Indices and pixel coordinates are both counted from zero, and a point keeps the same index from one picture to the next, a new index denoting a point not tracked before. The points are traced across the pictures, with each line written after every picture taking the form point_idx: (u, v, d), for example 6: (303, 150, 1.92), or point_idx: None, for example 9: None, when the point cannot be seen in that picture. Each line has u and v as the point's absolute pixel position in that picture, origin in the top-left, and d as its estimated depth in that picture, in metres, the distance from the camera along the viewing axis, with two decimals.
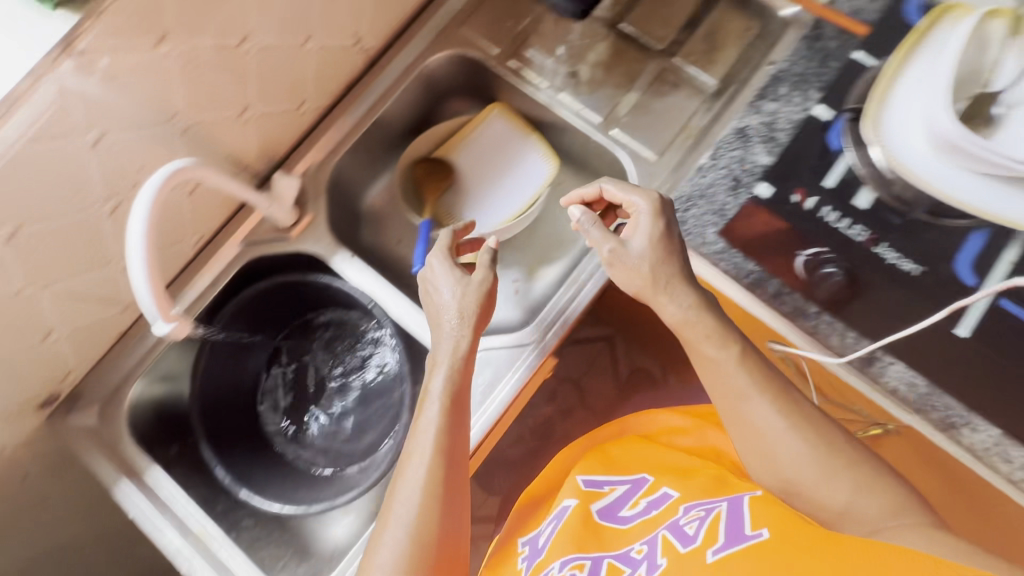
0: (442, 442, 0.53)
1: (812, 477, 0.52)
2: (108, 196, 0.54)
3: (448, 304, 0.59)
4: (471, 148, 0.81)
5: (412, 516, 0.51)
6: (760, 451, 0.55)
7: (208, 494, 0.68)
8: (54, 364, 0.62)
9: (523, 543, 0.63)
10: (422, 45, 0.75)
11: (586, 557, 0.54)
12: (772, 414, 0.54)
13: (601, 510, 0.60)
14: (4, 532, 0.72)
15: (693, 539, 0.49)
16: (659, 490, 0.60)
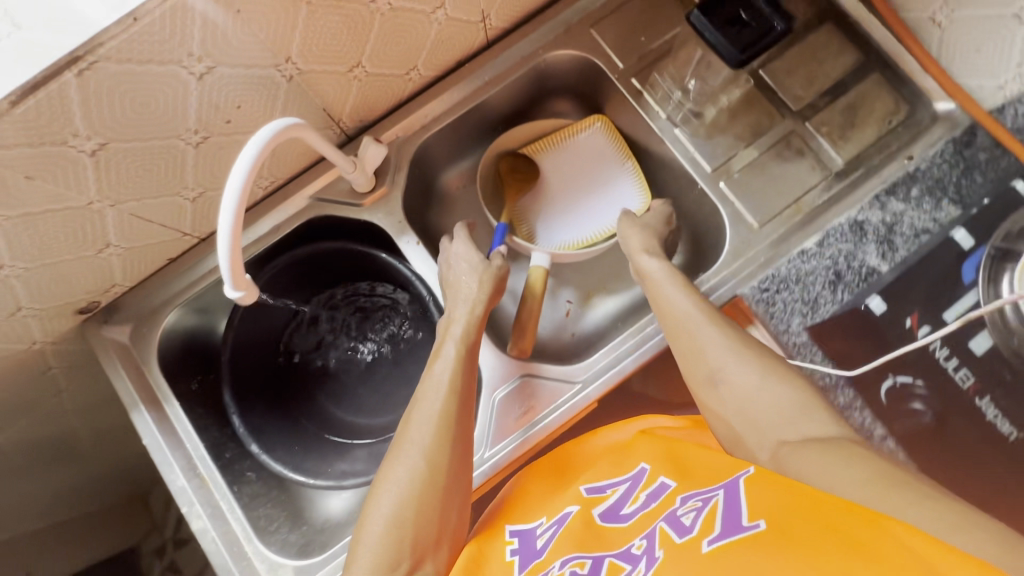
0: (457, 379, 0.57)
1: (731, 364, 0.52)
2: (199, 129, 0.51)
3: (464, 277, 0.64)
4: (559, 154, 0.76)
5: (428, 446, 0.52)
6: (690, 349, 0.55)
7: (218, 439, 0.67)
8: (102, 276, 0.60)
9: (510, 534, 0.51)
10: (547, 38, 0.70)
11: (588, 555, 0.43)
12: (705, 322, 0.55)
13: (600, 515, 0.48)
14: (17, 414, 0.72)
15: (688, 530, 0.40)
16: (658, 480, 0.48)
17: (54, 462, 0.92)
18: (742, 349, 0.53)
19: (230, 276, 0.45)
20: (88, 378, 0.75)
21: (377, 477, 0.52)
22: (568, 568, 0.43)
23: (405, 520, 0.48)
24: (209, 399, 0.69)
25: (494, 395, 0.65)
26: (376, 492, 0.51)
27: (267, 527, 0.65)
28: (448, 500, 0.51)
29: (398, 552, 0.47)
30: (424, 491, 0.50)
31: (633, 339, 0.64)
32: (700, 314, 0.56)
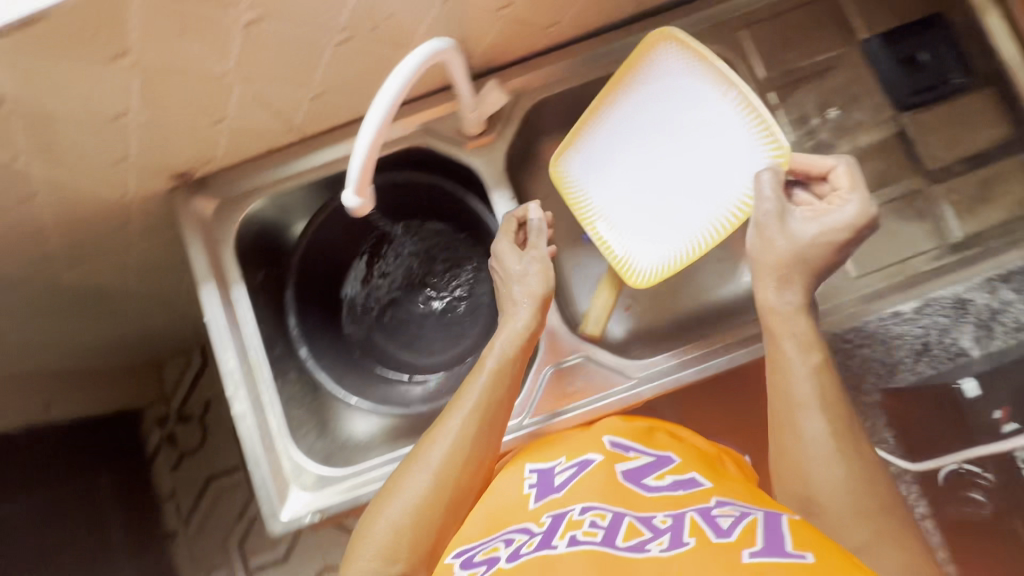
0: (492, 383, 0.55)
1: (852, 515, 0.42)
2: (346, 28, 0.50)
3: (518, 266, 0.62)
4: (623, 117, 0.65)
5: (438, 462, 0.51)
6: (791, 459, 0.46)
7: (272, 334, 0.68)
8: (206, 149, 0.61)
9: (529, 470, 0.56)
10: (695, 28, 0.67)
11: (607, 509, 0.47)
12: (823, 428, 0.45)
13: (622, 472, 0.51)
14: (93, 257, 0.75)
15: (726, 534, 0.41)
16: (689, 474, 0.51)
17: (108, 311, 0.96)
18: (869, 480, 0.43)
19: (355, 185, 0.48)
20: (164, 241, 0.77)
21: (384, 493, 0.51)
22: (588, 515, 0.46)
23: (402, 528, 0.48)
24: (271, 294, 0.71)
25: (544, 369, 0.65)
26: (387, 501, 0.50)
27: (298, 429, 0.67)
28: (448, 517, 0.49)
29: (393, 552, 0.47)
30: (426, 503, 0.49)
31: (698, 351, 0.64)
32: (846, 433, 0.45)
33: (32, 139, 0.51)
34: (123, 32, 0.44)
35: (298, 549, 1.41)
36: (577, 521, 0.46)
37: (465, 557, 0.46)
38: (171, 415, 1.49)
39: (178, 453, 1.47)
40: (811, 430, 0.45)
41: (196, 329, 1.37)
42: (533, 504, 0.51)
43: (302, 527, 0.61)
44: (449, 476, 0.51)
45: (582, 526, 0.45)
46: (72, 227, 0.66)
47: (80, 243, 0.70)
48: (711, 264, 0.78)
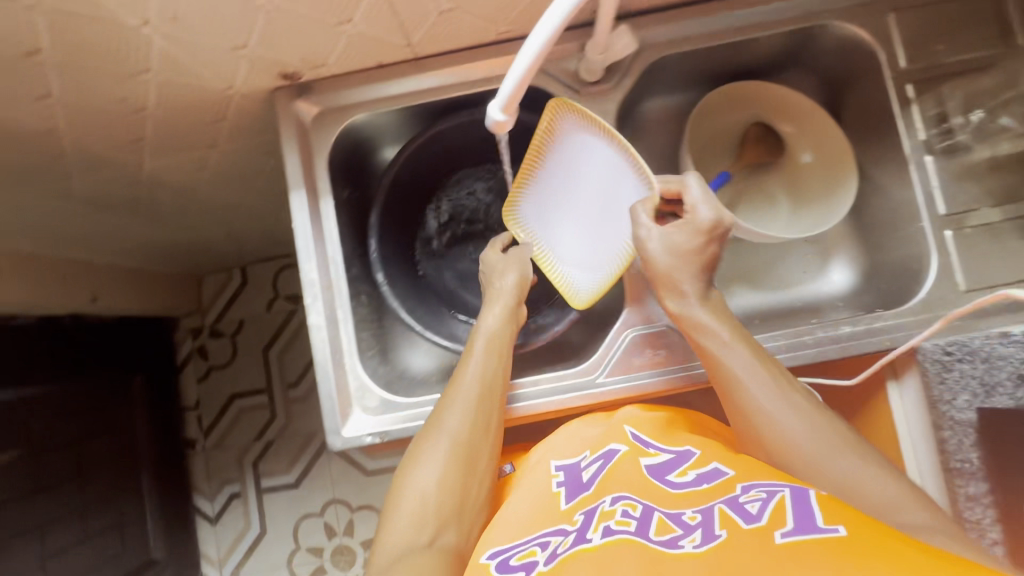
0: (498, 334, 0.61)
1: (837, 475, 0.46)
2: None
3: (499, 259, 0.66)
4: (540, 187, 0.65)
5: (456, 426, 0.55)
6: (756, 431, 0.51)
7: (351, 253, 0.67)
8: (320, 51, 0.59)
9: (556, 467, 0.58)
10: (841, 3, 0.63)
11: (638, 501, 0.48)
12: (774, 396, 0.50)
13: (647, 467, 0.52)
14: (181, 147, 0.74)
15: (756, 518, 0.41)
16: (712, 465, 0.50)
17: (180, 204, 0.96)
18: (840, 445, 0.48)
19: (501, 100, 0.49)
20: (251, 139, 0.75)
21: (408, 461, 0.54)
22: (620, 505, 0.48)
23: (428, 492, 0.51)
24: (353, 212, 0.70)
25: (625, 332, 0.64)
26: (413, 466, 0.53)
27: (365, 351, 0.66)
28: (468, 478, 0.53)
29: (423, 514, 0.49)
30: (448, 468, 0.52)
31: (785, 341, 0.61)
32: (791, 406, 0.50)
33: (164, 10, 0.49)
34: None
35: (310, 475, 1.45)
36: (610, 513, 0.47)
37: (500, 560, 0.45)
38: (205, 328, 1.50)
39: (207, 365, 1.50)
40: (755, 403, 0.50)
41: (242, 247, 1.37)
42: (565, 504, 0.52)
43: (360, 446, 0.61)
44: (464, 440, 0.55)
45: (615, 514, 0.47)
46: (170, 112, 0.64)
47: (172, 130, 0.69)
48: (797, 257, 0.76)
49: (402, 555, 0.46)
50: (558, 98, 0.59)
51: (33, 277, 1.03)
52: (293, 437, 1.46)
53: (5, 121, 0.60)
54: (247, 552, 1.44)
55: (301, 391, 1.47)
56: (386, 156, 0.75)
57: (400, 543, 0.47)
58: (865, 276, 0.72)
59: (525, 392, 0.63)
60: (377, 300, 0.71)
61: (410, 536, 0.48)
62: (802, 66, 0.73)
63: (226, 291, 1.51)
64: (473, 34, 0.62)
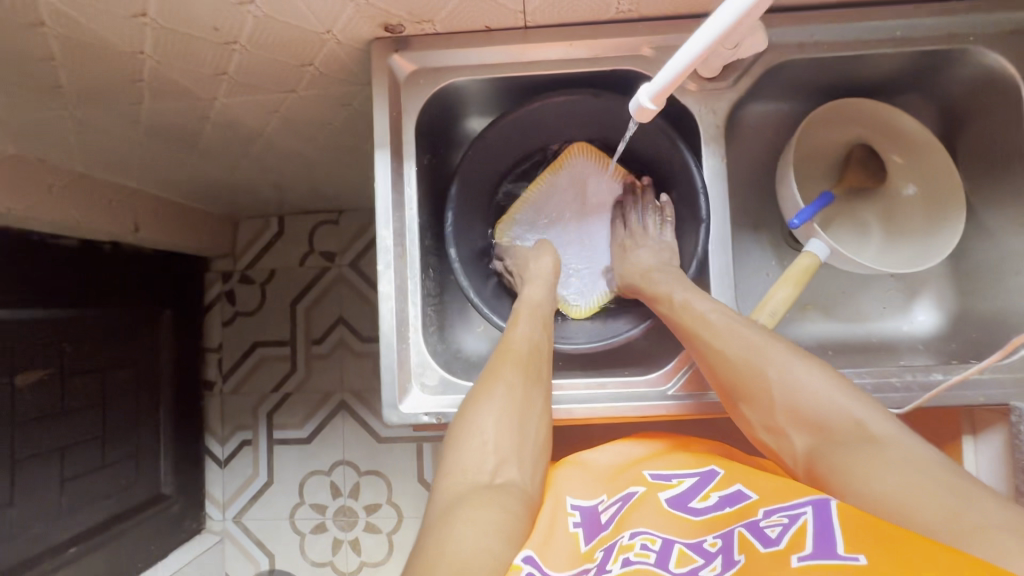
0: (541, 311, 0.61)
1: (781, 393, 0.50)
2: None
3: (533, 257, 0.67)
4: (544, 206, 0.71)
5: (509, 377, 0.53)
6: (712, 360, 0.54)
7: (425, 223, 0.65)
8: (431, 5, 0.55)
9: (572, 506, 0.54)
10: (990, 29, 0.58)
11: (658, 535, 0.44)
12: (722, 323, 0.54)
13: (666, 499, 0.49)
14: (260, 85, 0.71)
15: (775, 543, 0.38)
16: (736, 488, 0.49)
17: (239, 142, 0.93)
18: (797, 362, 0.51)
19: (655, 88, 0.47)
20: (332, 86, 0.72)
21: (466, 407, 0.52)
22: (637, 539, 0.44)
23: (486, 435, 0.50)
24: (430, 179, 0.67)
25: None
26: (473, 408, 0.52)
27: (427, 326, 0.64)
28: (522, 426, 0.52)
29: (481, 460, 0.48)
30: (507, 412, 0.51)
31: (870, 380, 0.58)
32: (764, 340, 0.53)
33: None
34: None
35: (322, 434, 1.44)
36: (629, 545, 0.43)
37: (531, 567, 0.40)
38: (236, 273, 1.49)
39: (234, 310, 1.49)
40: (709, 335, 0.54)
41: (285, 197, 1.34)
42: (585, 546, 0.47)
43: (414, 424, 0.59)
44: (518, 392, 0.53)
45: (632, 549, 0.43)
46: (261, 49, 0.61)
47: (256, 68, 0.66)
48: (881, 291, 0.72)
49: (461, 497, 0.45)
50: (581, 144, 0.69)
51: (80, 199, 1.01)
52: (310, 393, 1.45)
53: (92, 33, 0.57)
54: (252, 499, 1.45)
55: (324, 349, 1.45)
56: (468, 126, 0.71)
57: (460, 489, 0.46)
58: (952, 320, 0.68)
59: (591, 394, 0.60)
60: (441, 275, 0.68)
61: (472, 474, 0.48)
62: (923, 90, 0.68)
63: (261, 239, 1.49)
64: (592, 9, 0.57)
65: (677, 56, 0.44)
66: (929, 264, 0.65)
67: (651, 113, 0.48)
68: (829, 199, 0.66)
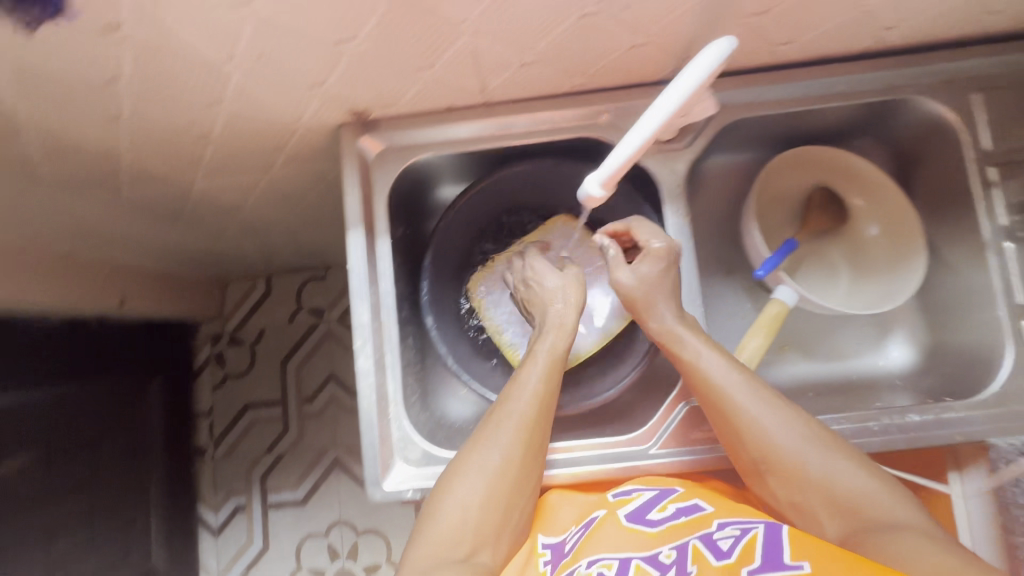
0: (557, 359, 0.57)
1: (815, 470, 0.50)
2: (600, 2, 0.47)
3: (554, 289, 0.60)
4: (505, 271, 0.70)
5: (505, 444, 0.53)
6: (714, 399, 0.54)
7: (401, 294, 0.66)
8: (394, 92, 0.57)
9: (543, 545, 0.54)
10: (927, 79, 0.61)
11: (615, 558, 0.47)
12: (720, 363, 0.55)
13: (626, 517, 0.52)
14: (236, 167, 0.73)
15: (727, 556, 0.43)
16: (692, 500, 0.53)
17: (220, 213, 0.95)
18: (819, 441, 0.52)
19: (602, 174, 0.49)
20: (307, 163, 0.74)
21: (453, 474, 0.52)
22: (593, 568, 0.47)
23: (473, 506, 0.50)
24: (404, 251, 0.69)
25: (680, 404, 0.61)
26: (460, 482, 0.51)
27: (408, 397, 0.64)
28: (514, 502, 0.51)
29: (462, 533, 0.49)
30: (496, 497, 0.51)
31: (849, 424, 0.58)
32: (740, 380, 0.54)
33: (251, 49, 0.47)
34: None
35: (317, 495, 1.41)
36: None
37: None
38: (225, 335, 1.49)
39: (223, 373, 1.48)
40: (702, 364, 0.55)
41: (270, 258, 1.36)
42: None
43: (400, 500, 0.59)
44: (515, 469, 0.52)
45: None
46: (233, 138, 0.63)
47: (231, 153, 0.68)
48: (856, 330, 0.73)
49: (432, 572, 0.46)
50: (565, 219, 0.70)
51: (64, 280, 1.01)
52: (303, 452, 1.43)
53: (67, 137, 0.59)
54: (247, 569, 1.41)
55: (316, 407, 1.44)
56: (440, 194, 0.74)
57: (431, 563, 0.47)
58: (925, 354, 0.69)
59: (577, 457, 0.60)
60: (421, 342, 0.69)
61: (446, 552, 0.48)
62: (874, 134, 0.71)
63: (249, 300, 1.50)
64: (549, 84, 0.60)
65: (619, 149, 0.47)
66: (896, 303, 0.67)
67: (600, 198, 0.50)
68: (793, 245, 0.68)
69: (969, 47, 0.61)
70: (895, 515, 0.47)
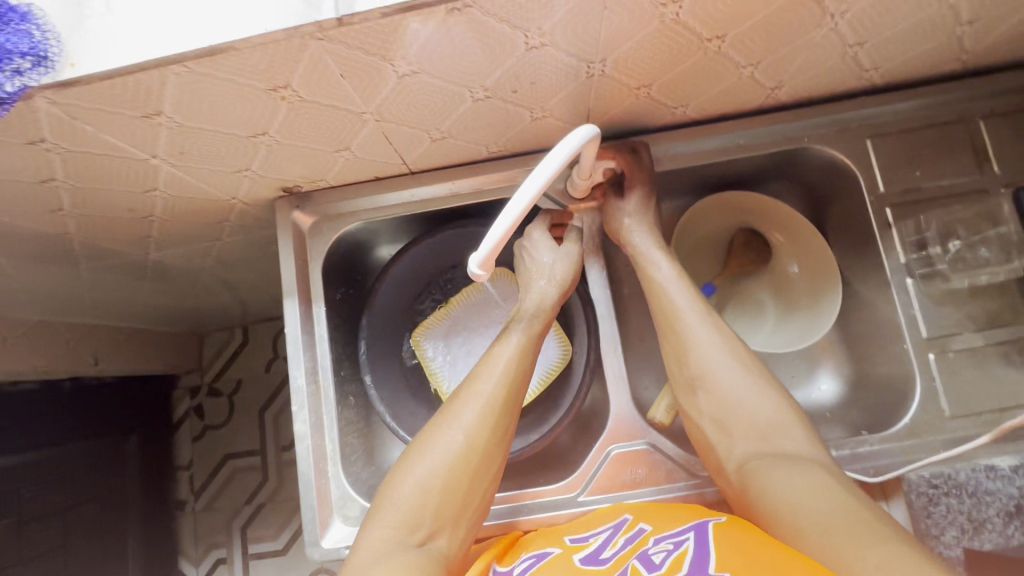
0: (528, 346, 0.59)
1: (743, 398, 0.54)
2: (489, 88, 0.51)
3: (538, 266, 0.64)
4: (441, 329, 0.73)
5: (470, 424, 0.53)
6: (670, 318, 0.59)
7: (340, 355, 0.69)
8: (319, 170, 0.62)
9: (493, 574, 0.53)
10: (821, 129, 0.66)
11: None
12: (684, 294, 0.60)
13: (580, 559, 0.50)
14: (187, 239, 0.77)
15: (657, 566, 0.42)
16: (636, 526, 0.52)
17: (183, 274, 0.99)
18: (752, 375, 0.55)
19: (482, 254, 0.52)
20: (254, 230, 0.78)
21: (422, 436, 0.54)
22: None
23: (432, 488, 0.50)
24: (344, 313, 0.72)
25: (609, 447, 0.63)
26: (427, 441, 0.53)
27: (350, 456, 0.67)
28: (475, 482, 0.52)
29: (418, 517, 0.48)
30: (455, 471, 0.51)
31: None
32: (695, 311, 0.59)
33: (172, 146, 0.51)
34: (289, 79, 0.45)
35: (296, 544, 1.41)
36: None
37: None
38: (203, 386, 1.51)
39: (203, 424, 1.50)
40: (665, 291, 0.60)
41: (244, 309, 1.39)
42: None
43: (339, 558, 0.60)
44: (479, 444, 0.52)
45: None
46: (176, 216, 0.67)
47: (178, 228, 0.72)
48: (786, 365, 0.76)
49: (382, 555, 0.45)
50: (502, 272, 0.73)
51: (37, 345, 1.04)
52: (282, 501, 1.44)
53: (18, 225, 0.63)
54: None
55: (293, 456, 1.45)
56: (379, 254, 0.77)
57: (385, 544, 0.47)
58: (851, 387, 0.72)
59: (515, 506, 0.62)
60: (365, 400, 0.72)
61: (401, 535, 0.47)
62: (787, 179, 0.75)
63: (227, 350, 1.53)
64: (466, 154, 0.64)
65: (492, 231, 0.50)
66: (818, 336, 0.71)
67: (483, 275, 0.54)
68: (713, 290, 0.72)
69: (857, 98, 0.65)
70: (802, 448, 0.50)
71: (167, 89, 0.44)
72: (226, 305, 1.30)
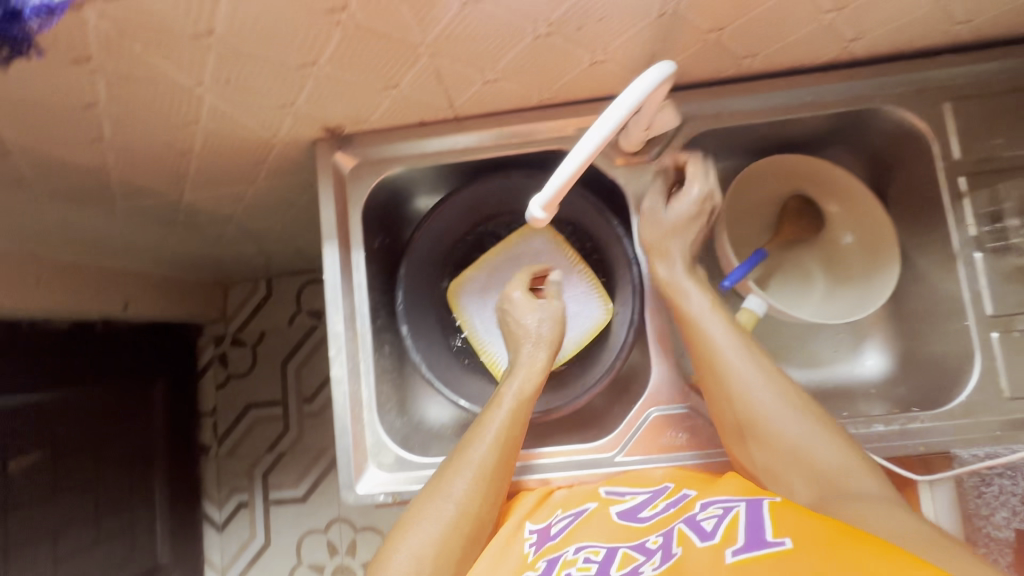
0: (520, 410, 0.56)
1: (791, 437, 0.51)
2: (553, 23, 0.48)
3: (527, 326, 0.62)
4: (478, 280, 0.72)
5: (461, 494, 0.52)
6: (706, 354, 0.56)
7: (377, 304, 0.68)
8: (364, 110, 0.59)
9: (528, 531, 0.53)
10: (896, 88, 0.61)
11: (603, 546, 0.45)
12: (722, 325, 0.56)
13: (618, 513, 0.50)
14: (223, 180, 0.76)
15: (710, 536, 0.41)
16: (680, 491, 0.51)
17: (214, 220, 0.98)
18: (802, 411, 0.52)
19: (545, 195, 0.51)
20: (291, 174, 0.76)
21: (420, 500, 0.52)
22: (581, 553, 0.45)
23: (425, 557, 0.48)
24: (381, 262, 0.71)
25: (648, 410, 0.61)
26: (428, 501, 0.52)
27: (385, 404, 0.66)
28: (468, 551, 0.50)
29: None
30: (449, 540, 0.49)
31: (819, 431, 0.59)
32: (736, 347, 0.55)
33: (218, 73, 0.49)
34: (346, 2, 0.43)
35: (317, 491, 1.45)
36: (572, 560, 0.44)
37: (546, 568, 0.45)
38: (227, 336, 1.53)
39: (226, 373, 1.52)
40: (701, 326, 0.57)
41: (269, 261, 1.39)
42: (532, 555, 0.49)
43: (373, 504, 0.61)
44: (470, 514, 0.51)
45: (575, 564, 0.44)
46: (215, 154, 0.66)
47: (215, 167, 0.70)
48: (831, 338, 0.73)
49: None
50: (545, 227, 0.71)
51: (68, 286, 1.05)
52: (303, 451, 1.47)
53: (58, 156, 0.62)
54: (249, 563, 1.45)
55: (314, 408, 1.48)
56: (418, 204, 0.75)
57: None
58: (899, 363, 0.70)
59: (551, 463, 0.62)
60: (399, 351, 0.72)
61: None
62: (849, 143, 0.71)
63: (251, 301, 1.54)
64: (516, 100, 0.61)
65: (558, 171, 0.49)
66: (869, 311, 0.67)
67: (544, 219, 0.52)
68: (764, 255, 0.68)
69: (939, 56, 0.61)
70: (868, 488, 0.46)
71: (218, 6, 0.42)
72: (252, 255, 1.30)
